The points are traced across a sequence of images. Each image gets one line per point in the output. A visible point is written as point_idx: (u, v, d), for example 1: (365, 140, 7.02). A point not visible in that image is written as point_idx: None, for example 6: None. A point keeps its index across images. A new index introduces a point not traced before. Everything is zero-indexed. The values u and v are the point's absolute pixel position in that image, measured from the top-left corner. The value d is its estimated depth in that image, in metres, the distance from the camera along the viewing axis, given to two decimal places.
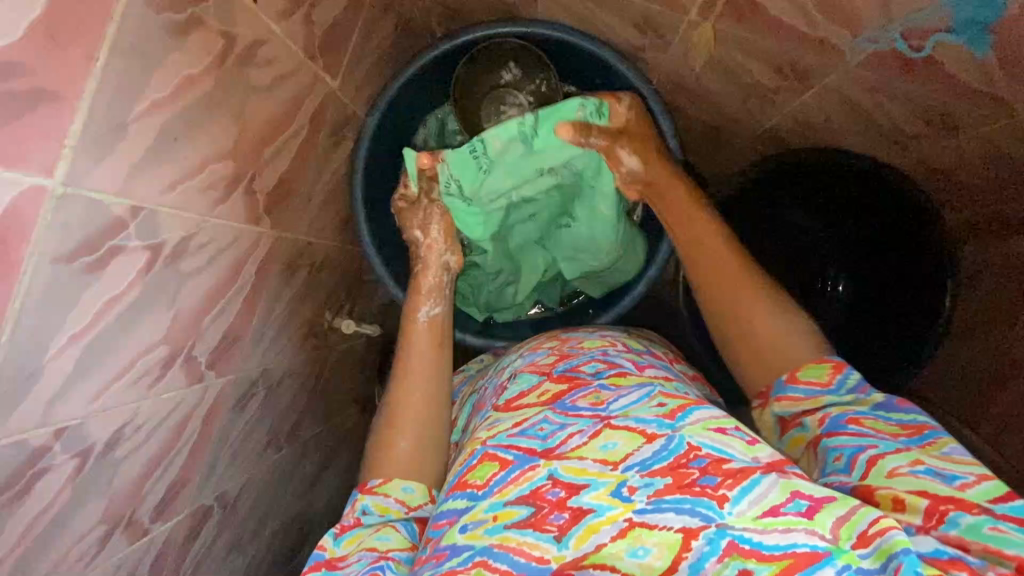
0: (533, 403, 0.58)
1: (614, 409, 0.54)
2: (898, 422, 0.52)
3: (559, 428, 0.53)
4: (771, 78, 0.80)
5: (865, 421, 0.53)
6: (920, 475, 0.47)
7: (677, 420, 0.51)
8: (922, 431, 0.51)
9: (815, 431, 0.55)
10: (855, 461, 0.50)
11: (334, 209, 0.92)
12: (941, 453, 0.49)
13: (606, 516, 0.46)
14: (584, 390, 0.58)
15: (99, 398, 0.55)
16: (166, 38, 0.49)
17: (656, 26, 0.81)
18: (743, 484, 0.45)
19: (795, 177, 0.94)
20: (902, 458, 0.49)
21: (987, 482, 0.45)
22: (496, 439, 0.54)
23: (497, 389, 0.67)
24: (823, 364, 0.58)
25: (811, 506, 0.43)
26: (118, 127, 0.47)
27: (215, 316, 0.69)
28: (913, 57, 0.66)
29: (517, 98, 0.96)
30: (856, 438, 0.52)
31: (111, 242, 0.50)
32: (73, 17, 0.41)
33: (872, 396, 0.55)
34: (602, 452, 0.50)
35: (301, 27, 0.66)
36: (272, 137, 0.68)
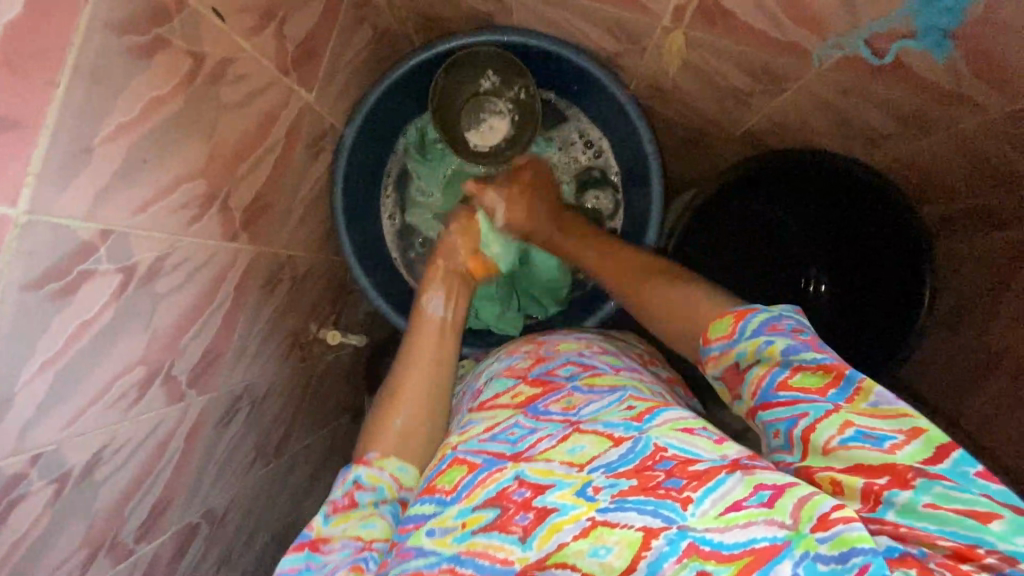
0: (505, 407, 0.59)
1: (584, 414, 0.55)
2: (818, 365, 0.46)
3: (528, 432, 0.54)
4: (745, 82, 0.81)
5: (792, 381, 0.47)
6: (851, 445, 0.43)
7: (645, 422, 0.51)
8: (844, 375, 0.45)
9: (749, 403, 0.50)
10: (791, 437, 0.46)
11: (315, 221, 0.92)
12: (868, 406, 0.44)
13: (570, 515, 0.45)
14: (556, 394, 0.58)
15: (75, 422, 0.55)
16: (129, 59, 0.48)
17: (629, 32, 0.81)
18: (707, 484, 0.44)
19: (768, 180, 0.96)
20: (831, 425, 0.44)
21: (915, 442, 0.41)
22: (468, 444, 0.55)
23: (474, 393, 0.68)
24: (726, 317, 0.54)
25: (773, 494, 0.42)
26: (84, 153, 0.46)
27: (194, 333, 0.68)
28: (877, 64, 0.67)
29: (497, 105, 0.98)
30: (788, 408, 0.46)
31: (80, 267, 0.49)
32: (32, 45, 0.41)
33: (775, 343, 0.49)
34: (570, 455, 0.50)
35: (272, 43, 0.66)
36: (247, 152, 0.68)
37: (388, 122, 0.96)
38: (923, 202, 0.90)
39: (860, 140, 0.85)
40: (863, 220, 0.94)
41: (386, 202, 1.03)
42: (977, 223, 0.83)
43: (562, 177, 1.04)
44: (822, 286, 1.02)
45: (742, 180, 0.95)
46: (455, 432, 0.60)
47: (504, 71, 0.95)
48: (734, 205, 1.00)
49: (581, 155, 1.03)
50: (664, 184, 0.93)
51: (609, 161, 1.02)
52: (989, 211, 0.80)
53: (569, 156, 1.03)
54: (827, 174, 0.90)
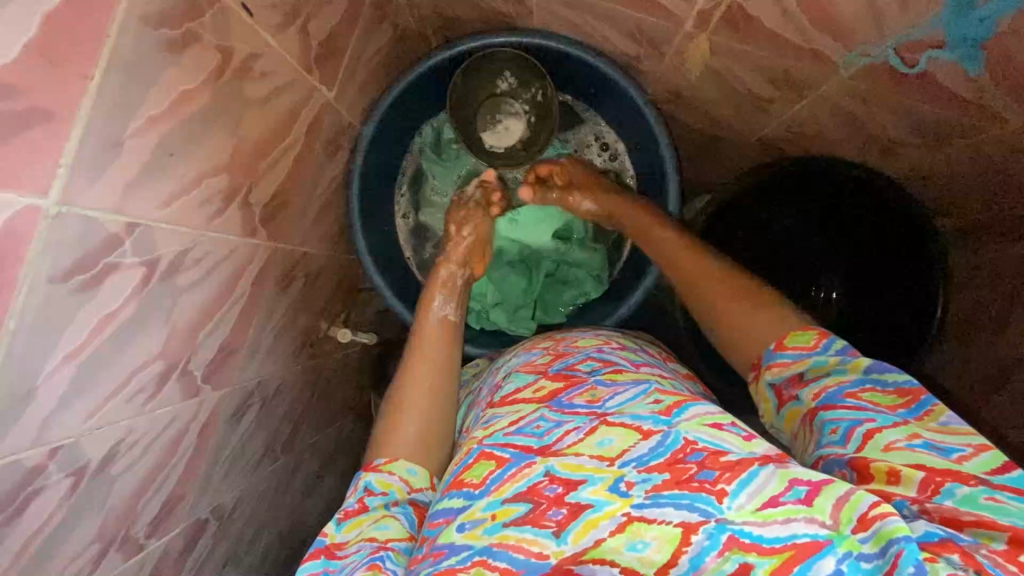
0: (529, 399, 0.59)
1: (610, 406, 0.55)
2: (893, 390, 0.49)
3: (555, 425, 0.53)
4: (765, 89, 0.81)
5: (863, 394, 0.49)
6: (917, 448, 0.44)
7: (673, 416, 0.51)
8: (919, 399, 0.48)
9: (810, 404, 0.51)
10: (851, 434, 0.47)
11: (330, 219, 0.92)
12: (937, 424, 0.46)
13: (604, 511, 0.45)
14: (580, 388, 0.58)
15: (94, 415, 0.55)
16: (162, 54, 0.48)
17: (651, 37, 0.81)
18: (742, 476, 0.44)
19: (783, 184, 0.96)
20: (899, 431, 0.45)
21: (985, 453, 0.43)
22: (493, 438, 0.54)
23: (494, 388, 0.69)
24: (810, 331, 0.55)
25: (810, 492, 0.42)
26: (113, 146, 0.46)
27: (212, 328, 0.68)
28: (904, 72, 0.67)
29: (513, 106, 0.98)
30: (854, 410, 0.48)
31: (106, 259, 0.49)
32: (68, 36, 0.40)
33: (861, 359, 0.51)
34: (598, 448, 0.50)
35: (297, 40, 0.66)
36: (268, 149, 0.68)
37: (405, 120, 0.96)
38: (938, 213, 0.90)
39: (878, 150, 0.85)
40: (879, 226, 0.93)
41: (401, 201, 1.03)
42: (992, 234, 0.83)
43: None
44: (833, 294, 0.99)
45: (756, 184, 0.96)
46: (478, 428, 0.60)
47: (521, 73, 0.95)
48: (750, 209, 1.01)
49: (597, 158, 1.02)
50: (679, 188, 0.93)
51: (624, 163, 1.01)
52: (1002, 223, 0.81)
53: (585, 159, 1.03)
54: (843, 183, 0.91)
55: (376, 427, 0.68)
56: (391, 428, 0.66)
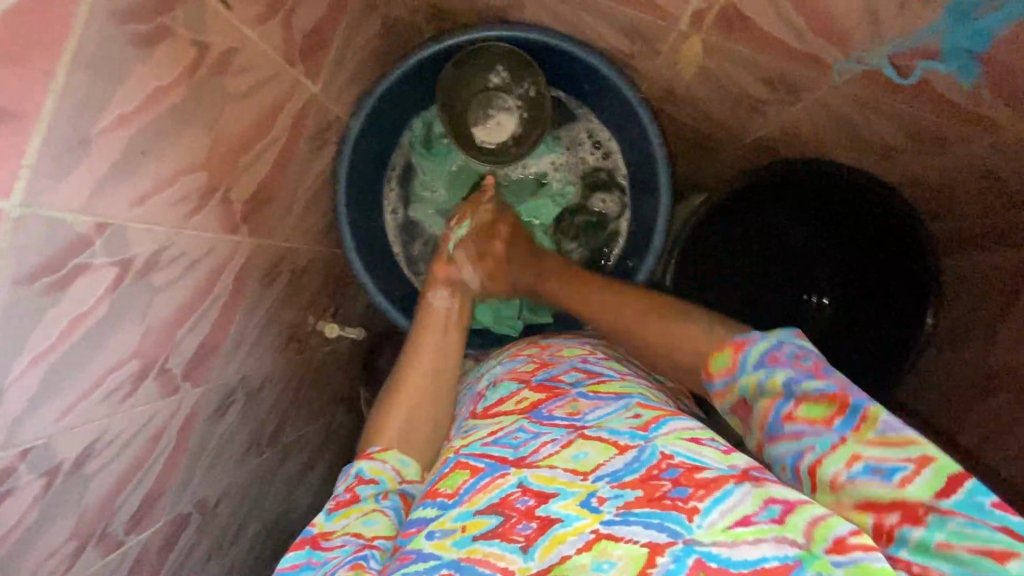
0: (510, 411, 0.59)
1: (589, 420, 0.55)
2: (819, 396, 0.48)
3: (533, 437, 0.53)
4: (761, 90, 0.80)
5: (796, 414, 0.48)
6: (858, 479, 0.44)
7: (651, 431, 0.51)
8: (846, 405, 0.47)
9: (759, 435, 0.51)
10: (799, 471, 0.48)
11: (316, 213, 0.90)
12: (875, 435, 0.44)
13: (573, 526, 0.45)
14: (561, 400, 0.58)
15: (67, 415, 0.54)
16: (132, 49, 0.46)
17: (645, 35, 0.79)
18: (715, 494, 0.44)
19: (777, 186, 0.94)
20: (839, 459, 0.45)
21: (926, 471, 0.41)
22: (470, 448, 0.55)
23: (477, 396, 0.69)
24: (726, 351, 0.56)
25: (784, 510, 0.43)
26: (81, 144, 0.45)
27: (191, 327, 0.67)
28: (900, 83, 0.66)
29: (505, 101, 0.96)
30: (794, 441, 0.48)
31: (76, 260, 0.48)
32: (23, 33, 0.38)
33: (776, 374, 0.51)
34: (573, 462, 0.50)
35: (280, 32, 0.64)
36: (250, 145, 0.66)
37: (394, 115, 0.94)
38: (932, 216, 0.88)
39: (879, 153, 0.83)
40: (870, 228, 0.92)
41: (390, 196, 1.01)
42: (987, 240, 0.82)
43: (569, 178, 1.01)
44: (825, 299, 1.02)
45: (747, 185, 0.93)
46: (457, 437, 0.61)
47: (513, 67, 0.93)
48: (742, 208, 0.99)
49: (590, 156, 1.00)
50: (672, 187, 0.91)
51: (617, 162, 0.99)
52: (997, 230, 0.79)
53: (577, 157, 1.01)
54: (834, 186, 0.89)
55: (373, 412, 0.68)
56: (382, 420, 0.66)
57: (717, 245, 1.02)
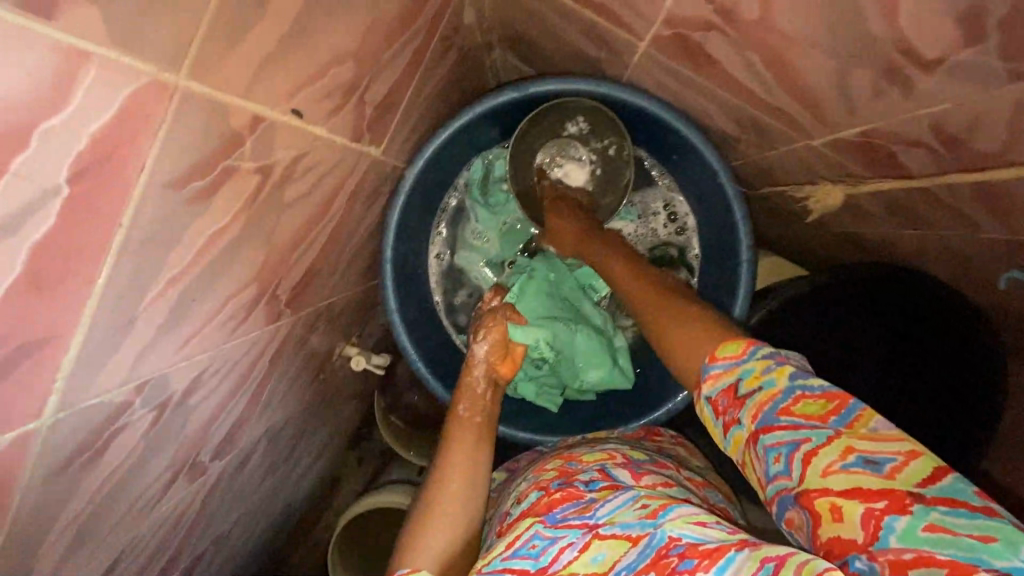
0: (524, 519, 0.55)
1: (601, 515, 0.52)
2: (821, 393, 0.42)
3: (551, 542, 0.50)
4: (877, 210, 0.70)
5: (796, 407, 0.42)
6: (854, 470, 0.38)
7: (658, 517, 0.49)
8: (848, 401, 0.41)
9: (749, 427, 0.43)
10: (791, 462, 0.41)
11: (359, 261, 0.82)
12: (867, 431, 0.40)
13: None
14: (576, 503, 0.55)
15: (94, 551, 0.50)
16: (189, 210, 0.37)
17: (765, 132, 0.67)
18: (719, 563, 0.43)
19: (873, 296, 0.82)
20: (833, 449, 0.39)
21: (915, 461, 0.38)
22: (491, 565, 0.50)
23: (502, 515, 0.64)
24: (738, 338, 0.48)
25: (778, 566, 0.40)
26: (125, 326, 0.37)
27: (222, 418, 0.62)
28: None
29: (579, 153, 0.85)
30: (790, 432, 0.41)
31: (114, 426, 0.42)
32: (60, 253, 0.29)
33: (785, 366, 0.44)
34: (593, 565, 0.48)
35: (352, 115, 0.53)
36: (304, 236, 0.57)
37: (454, 155, 0.83)
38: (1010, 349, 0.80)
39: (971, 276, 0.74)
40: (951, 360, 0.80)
41: (437, 240, 0.91)
42: None
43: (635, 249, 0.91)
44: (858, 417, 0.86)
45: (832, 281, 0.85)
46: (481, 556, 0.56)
47: (598, 122, 0.82)
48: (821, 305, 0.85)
49: (662, 229, 0.90)
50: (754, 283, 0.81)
51: (691, 240, 0.89)
52: None
53: (648, 228, 0.90)
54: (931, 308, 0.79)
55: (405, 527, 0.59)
56: (414, 538, 0.57)
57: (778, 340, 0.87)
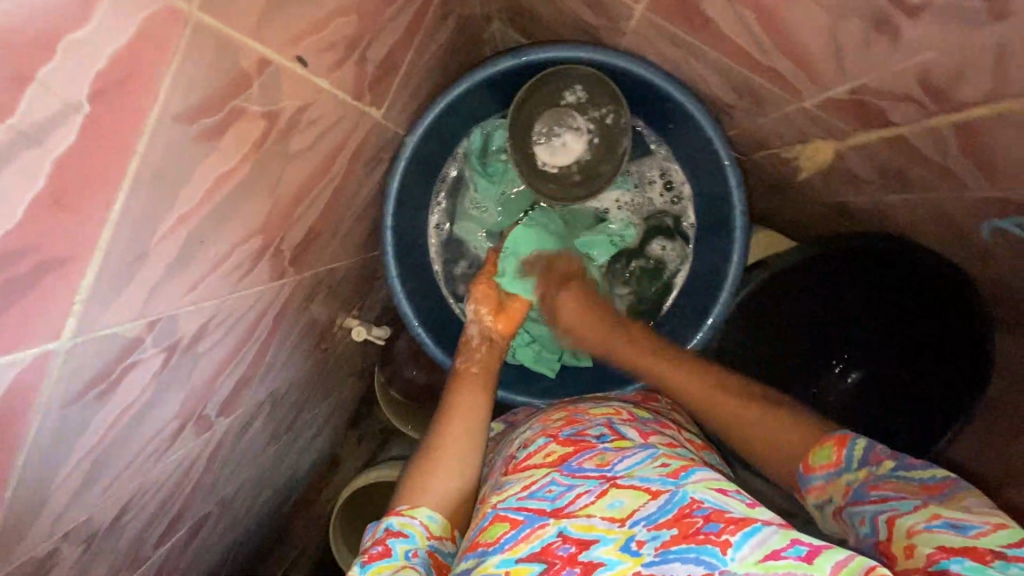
0: (538, 465, 0.59)
1: (618, 470, 0.56)
2: (920, 482, 0.49)
3: (567, 489, 0.54)
4: (868, 174, 0.71)
5: (885, 485, 0.50)
6: (936, 529, 0.44)
7: (679, 478, 0.53)
8: (944, 489, 0.48)
9: (841, 501, 0.53)
10: (875, 522, 0.48)
11: (360, 228, 0.83)
12: (960, 506, 0.45)
13: (615, 570, 0.46)
14: (588, 453, 0.59)
15: (108, 491, 0.52)
16: (201, 146, 0.38)
17: (758, 96, 0.69)
18: (745, 529, 0.45)
19: (875, 267, 0.86)
20: (918, 515, 0.46)
21: (1002, 530, 0.42)
22: (507, 502, 0.55)
23: (506, 457, 0.67)
24: (827, 443, 0.57)
25: (811, 552, 0.42)
26: (138, 258, 0.38)
27: (228, 372, 0.64)
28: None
29: (576, 122, 0.86)
30: (877, 503, 0.50)
31: (126, 362, 0.44)
32: (81, 172, 0.31)
33: (886, 461, 0.52)
34: (610, 510, 0.51)
35: (354, 72, 0.54)
36: (307, 193, 0.58)
37: (455, 122, 0.84)
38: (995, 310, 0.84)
39: (958, 243, 0.77)
40: (937, 326, 0.86)
41: (436, 209, 0.93)
42: None
43: (631, 219, 0.93)
44: (851, 375, 0.97)
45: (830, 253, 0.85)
46: (489, 492, 0.60)
47: (595, 90, 0.83)
48: (834, 267, 0.88)
49: (657, 198, 0.92)
50: (747, 248, 0.84)
51: (686, 210, 0.91)
52: None
53: (644, 196, 0.93)
54: (922, 276, 0.82)
55: (408, 468, 0.65)
56: (417, 478, 0.62)
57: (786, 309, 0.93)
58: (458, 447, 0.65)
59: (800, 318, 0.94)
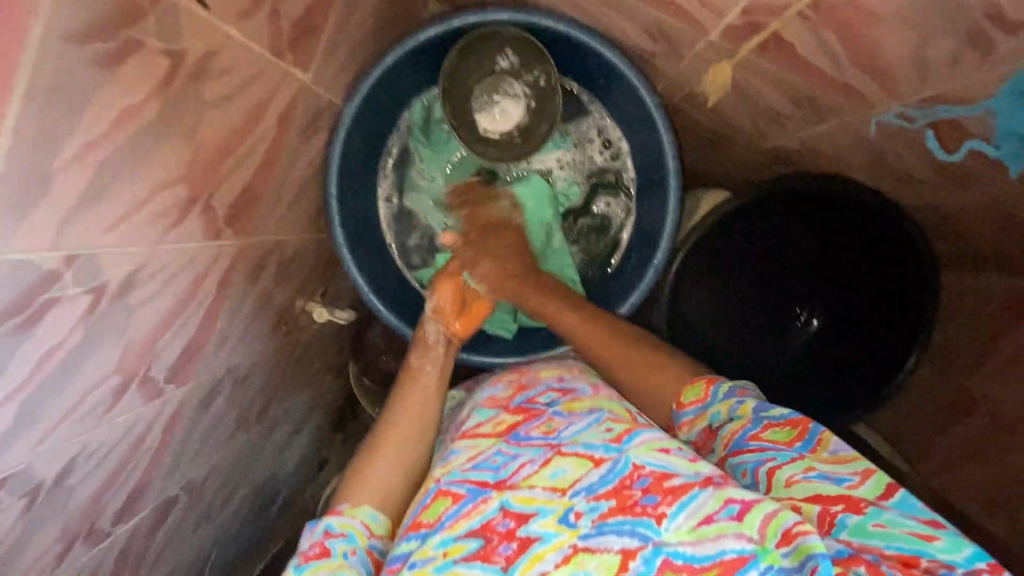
0: (487, 433, 0.56)
1: (564, 436, 0.53)
2: (782, 421, 0.52)
3: (511, 459, 0.52)
4: (785, 107, 0.74)
5: (763, 434, 0.51)
6: (813, 480, 0.47)
7: (623, 443, 0.51)
8: (807, 429, 0.50)
9: (721, 452, 0.54)
10: (757, 475, 0.50)
11: (306, 201, 0.85)
12: (827, 453, 0.48)
13: (552, 543, 0.45)
14: (538, 419, 0.56)
15: (45, 439, 0.53)
16: (95, 70, 0.41)
17: (668, 37, 0.72)
18: (682, 498, 0.45)
19: (820, 205, 0.85)
20: (796, 465, 0.48)
21: (868, 480, 0.46)
22: (450, 474, 0.52)
23: (456, 422, 0.64)
24: (699, 382, 0.60)
25: (742, 509, 0.44)
26: (43, 180, 0.41)
27: (174, 334, 0.65)
28: (943, 159, 0.65)
29: (513, 87, 0.90)
30: (757, 453, 0.50)
31: (45, 295, 0.45)
32: None
33: (746, 403, 0.55)
34: (551, 480, 0.50)
35: (267, 25, 0.57)
36: (232, 149, 0.61)
37: (392, 94, 0.87)
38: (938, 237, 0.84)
39: (887, 173, 0.77)
40: (892, 270, 0.85)
41: (384, 182, 0.95)
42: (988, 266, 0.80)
43: (575, 177, 0.96)
44: (814, 320, 0.94)
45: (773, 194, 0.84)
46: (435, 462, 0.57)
47: (524, 52, 0.87)
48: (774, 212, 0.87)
49: (597, 155, 0.95)
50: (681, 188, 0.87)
51: (625, 163, 0.94)
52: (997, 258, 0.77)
53: (585, 155, 0.96)
54: (865, 215, 0.82)
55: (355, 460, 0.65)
56: (360, 474, 0.63)
57: (734, 255, 0.91)
58: (402, 444, 0.65)
59: (750, 262, 0.91)
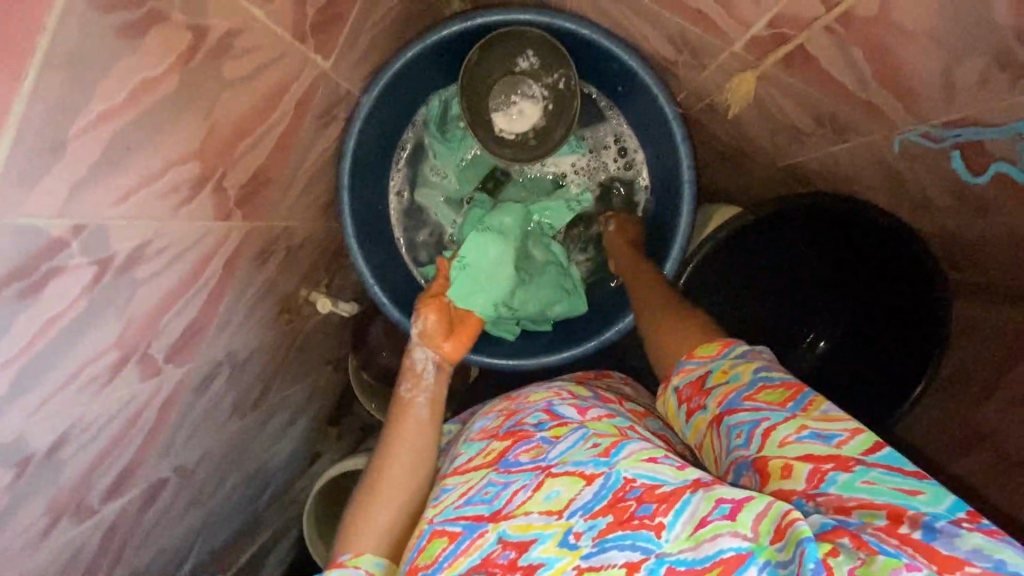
0: (477, 466, 0.54)
1: (553, 456, 0.52)
2: (779, 383, 0.51)
3: (503, 488, 0.50)
4: (807, 124, 0.73)
5: (759, 395, 0.51)
6: (805, 439, 0.45)
7: (612, 456, 0.49)
8: (802, 390, 0.50)
9: (714, 410, 0.53)
10: (752, 435, 0.48)
11: (317, 190, 0.85)
12: (819, 412, 0.47)
13: (555, 568, 0.44)
14: (526, 444, 0.54)
15: (39, 411, 0.52)
16: (117, 39, 0.41)
17: (692, 46, 0.72)
18: (676, 506, 0.44)
19: (830, 224, 0.84)
20: (789, 426, 0.47)
21: (858, 435, 0.45)
22: (443, 514, 0.51)
23: (449, 451, 0.63)
24: (714, 342, 0.59)
25: (733, 508, 0.42)
26: (57, 145, 0.40)
27: (176, 313, 0.64)
28: (969, 181, 0.64)
29: (531, 89, 0.90)
30: (751, 413, 0.49)
31: (51, 263, 0.45)
32: None
33: (749, 362, 0.54)
34: (546, 503, 0.48)
35: (291, 8, 0.57)
36: (248, 130, 0.60)
37: (411, 89, 0.87)
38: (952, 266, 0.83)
39: (903, 197, 0.76)
40: (903, 295, 0.83)
41: (396, 176, 0.95)
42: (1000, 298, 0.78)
43: (588, 184, 0.96)
44: (821, 342, 0.95)
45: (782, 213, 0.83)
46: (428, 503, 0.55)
47: (545, 54, 0.87)
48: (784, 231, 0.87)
49: (612, 163, 0.95)
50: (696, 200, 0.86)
51: (640, 173, 0.94)
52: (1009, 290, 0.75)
53: (600, 162, 0.96)
54: (877, 238, 0.81)
55: (352, 507, 0.60)
56: (361, 521, 0.58)
57: (740, 270, 0.91)
58: (401, 484, 0.60)
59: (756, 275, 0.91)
